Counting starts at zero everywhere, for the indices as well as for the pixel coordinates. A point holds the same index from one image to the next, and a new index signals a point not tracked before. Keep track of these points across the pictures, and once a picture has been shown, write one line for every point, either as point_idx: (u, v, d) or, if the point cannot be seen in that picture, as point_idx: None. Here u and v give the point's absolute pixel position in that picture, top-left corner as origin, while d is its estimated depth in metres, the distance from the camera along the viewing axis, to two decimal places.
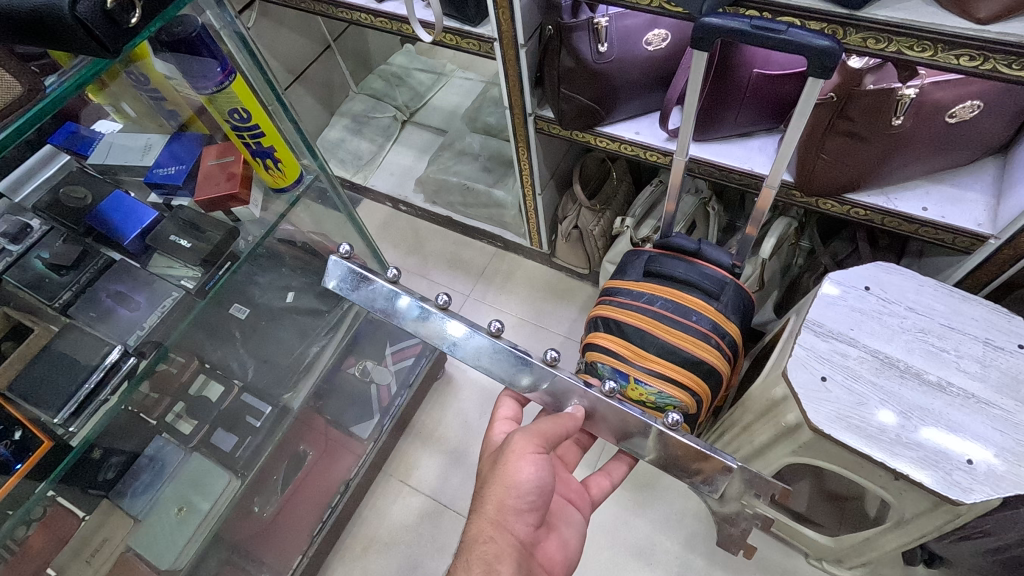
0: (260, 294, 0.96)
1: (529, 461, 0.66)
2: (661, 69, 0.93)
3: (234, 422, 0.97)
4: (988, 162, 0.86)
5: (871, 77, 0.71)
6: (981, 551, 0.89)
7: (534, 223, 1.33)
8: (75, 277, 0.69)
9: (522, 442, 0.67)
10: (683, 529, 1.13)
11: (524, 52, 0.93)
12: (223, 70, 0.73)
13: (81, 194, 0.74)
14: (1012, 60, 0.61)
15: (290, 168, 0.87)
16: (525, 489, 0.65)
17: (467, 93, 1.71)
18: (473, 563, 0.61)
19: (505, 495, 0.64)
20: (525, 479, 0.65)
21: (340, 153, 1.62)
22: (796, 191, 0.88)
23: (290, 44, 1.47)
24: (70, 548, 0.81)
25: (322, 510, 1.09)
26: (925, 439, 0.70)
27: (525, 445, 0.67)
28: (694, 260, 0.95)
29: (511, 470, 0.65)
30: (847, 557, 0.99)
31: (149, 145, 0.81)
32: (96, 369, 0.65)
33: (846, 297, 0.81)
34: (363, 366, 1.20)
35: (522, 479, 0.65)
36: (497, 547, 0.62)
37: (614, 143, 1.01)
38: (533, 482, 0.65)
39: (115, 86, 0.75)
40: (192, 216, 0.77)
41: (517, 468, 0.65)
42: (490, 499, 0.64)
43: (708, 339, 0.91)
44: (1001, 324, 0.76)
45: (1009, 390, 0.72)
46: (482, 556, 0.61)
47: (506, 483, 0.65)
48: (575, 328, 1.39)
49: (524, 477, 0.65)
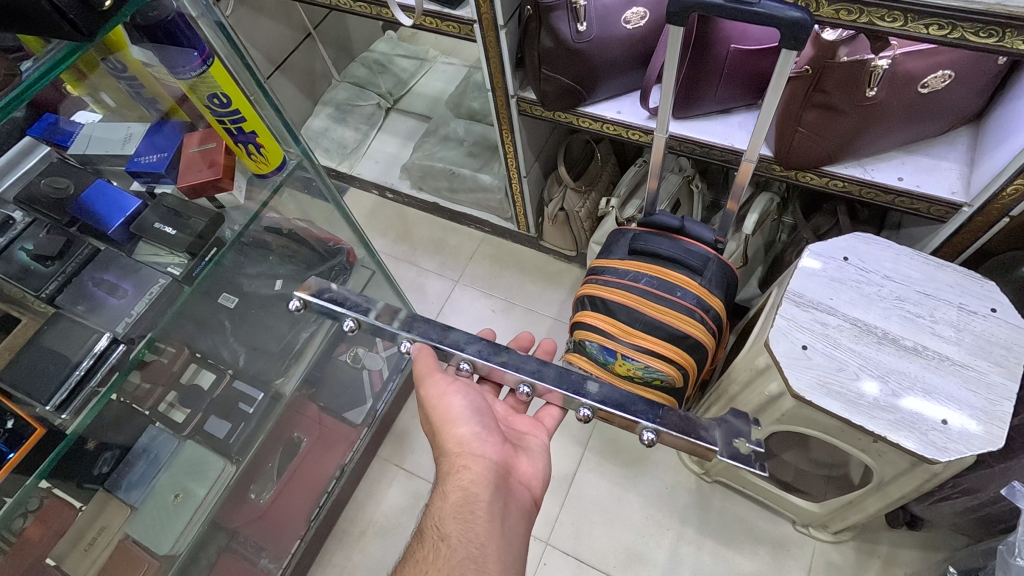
0: (248, 283, 0.96)
1: (452, 392, 0.71)
2: (641, 47, 0.93)
3: (227, 410, 0.98)
4: (962, 131, 0.87)
5: (844, 49, 0.72)
6: (959, 511, 0.93)
7: (520, 205, 1.34)
8: (60, 268, 0.69)
9: (440, 382, 0.71)
10: (675, 503, 1.15)
11: (504, 33, 0.93)
12: (200, 55, 0.72)
13: (63, 184, 0.73)
14: (979, 28, 0.63)
15: (273, 153, 0.85)
16: (465, 416, 0.69)
17: (451, 79, 1.71)
18: (450, 492, 0.63)
19: (454, 428, 0.68)
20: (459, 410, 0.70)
21: (325, 142, 1.62)
22: (775, 164, 0.90)
23: (271, 32, 1.45)
24: (67, 538, 0.82)
25: (317, 496, 1.11)
26: (903, 403, 0.72)
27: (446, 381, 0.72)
28: (678, 237, 0.97)
29: (448, 406, 0.70)
30: (833, 521, 1.02)
31: (130, 135, 0.80)
32: (85, 358, 0.66)
33: (826, 269, 0.82)
34: (354, 352, 1.19)
35: (456, 409, 0.70)
36: (471, 473, 0.64)
37: (597, 123, 1.02)
38: (467, 406, 0.70)
39: (93, 77, 0.76)
40: (175, 203, 0.77)
41: (448, 402, 0.70)
42: (448, 438, 0.68)
43: (692, 314, 0.92)
44: (973, 289, 0.79)
45: (982, 353, 0.74)
46: (459, 483, 0.63)
47: (451, 417, 0.70)
48: (564, 311, 1.40)
49: (457, 407, 0.70)
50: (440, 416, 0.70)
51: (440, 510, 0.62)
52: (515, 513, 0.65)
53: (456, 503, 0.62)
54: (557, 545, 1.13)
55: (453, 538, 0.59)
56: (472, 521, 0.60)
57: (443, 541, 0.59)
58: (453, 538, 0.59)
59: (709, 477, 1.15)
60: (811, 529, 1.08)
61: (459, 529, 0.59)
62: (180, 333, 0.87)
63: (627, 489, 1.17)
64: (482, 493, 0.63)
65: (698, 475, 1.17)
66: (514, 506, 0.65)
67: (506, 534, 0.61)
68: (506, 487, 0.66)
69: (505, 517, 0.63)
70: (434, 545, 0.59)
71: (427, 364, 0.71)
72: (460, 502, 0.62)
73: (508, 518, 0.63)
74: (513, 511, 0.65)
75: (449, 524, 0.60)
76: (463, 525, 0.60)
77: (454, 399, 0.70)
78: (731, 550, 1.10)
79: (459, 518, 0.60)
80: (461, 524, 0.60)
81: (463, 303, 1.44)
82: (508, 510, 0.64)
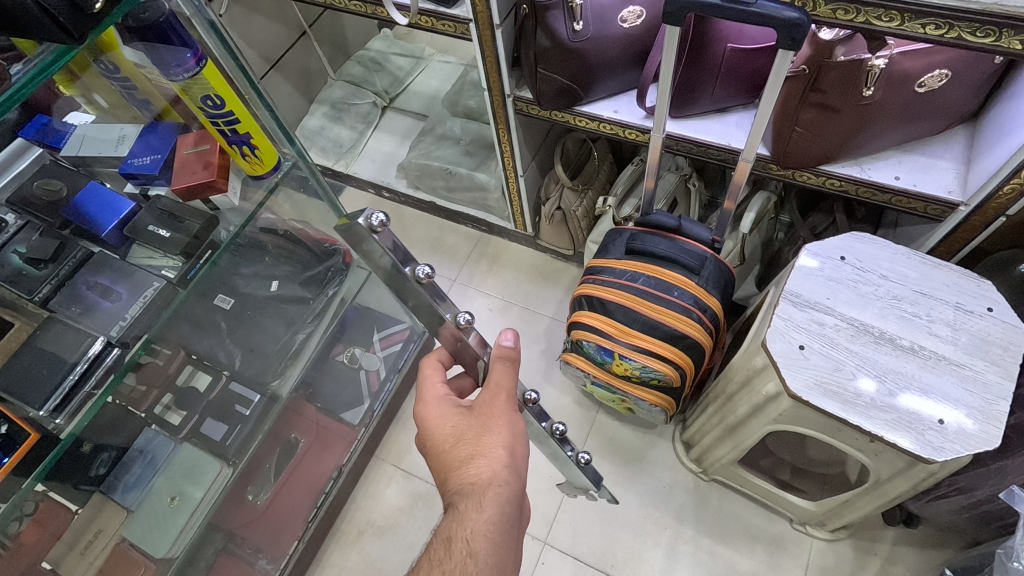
0: (244, 284, 0.95)
1: (518, 411, 0.67)
2: (638, 46, 0.93)
3: (224, 412, 0.96)
4: (958, 130, 0.87)
5: (842, 48, 0.72)
6: (956, 509, 0.93)
7: (517, 204, 1.34)
8: (53, 271, 0.68)
9: (510, 396, 0.66)
10: (673, 501, 1.16)
11: (500, 32, 0.93)
12: (194, 56, 0.71)
13: (56, 186, 0.73)
14: (976, 28, 0.63)
15: (268, 155, 0.84)
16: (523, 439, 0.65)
17: (447, 77, 1.70)
18: (488, 504, 0.58)
19: (516, 444, 0.64)
20: (521, 428, 0.65)
21: (320, 141, 1.61)
22: (772, 164, 0.90)
23: (266, 31, 1.45)
24: (64, 542, 0.81)
25: (316, 497, 1.10)
26: (900, 402, 0.72)
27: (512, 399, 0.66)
28: (675, 237, 0.97)
29: (514, 421, 0.65)
30: (830, 520, 1.02)
31: (124, 136, 0.79)
32: (79, 362, 0.65)
33: (823, 268, 0.82)
34: (351, 353, 1.20)
35: (520, 429, 0.65)
36: (511, 491, 0.60)
37: (593, 122, 1.01)
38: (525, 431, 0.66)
39: (85, 78, 0.75)
40: (169, 205, 0.77)
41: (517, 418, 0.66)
42: (498, 445, 0.63)
43: (689, 314, 0.92)
44: (970, 288, 0.79)
45: (978, 352, 0.74)
46: (498, 498, 0.59)
47: (512, 432, 0.65)
48: (561, 310, 1.40)
49: (520, 427, 0.66)
50: (497, 423, 0.65)
51: (472, 521, 0.57)
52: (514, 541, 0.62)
53: (493, 520, 0.58)
54: (555, 545, 1.13)
55: (482, 557, 0.55)
56: (501, 543, 0.57)
57: (472, 558, 0.55)
58: (481, 557, 0.55)
59: (706, 476, 1.15)
60: (808, 526, 1.09)
61: (490, 548, 0.56)
62: (176, 335, 0.87)
63: (624, 488, 1.18)
64: (513, 518, 0.60)
65: (695, 474, 1.17)
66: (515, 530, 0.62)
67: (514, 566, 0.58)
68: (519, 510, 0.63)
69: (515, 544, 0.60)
70: (461, 560, 0.55)
71: (509, 377, 0.67)
72: (496, 520, 0.58)
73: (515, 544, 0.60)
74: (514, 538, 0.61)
75: (479, 540, 0.56)
76: (494, 543, 0.57)
77: (515, 415, 0.66)
78: (729, 548, 1.10)
79: (492, 537, 0.57)
80: (495, 545, 0.56)
81: (460, 303, 1.44)
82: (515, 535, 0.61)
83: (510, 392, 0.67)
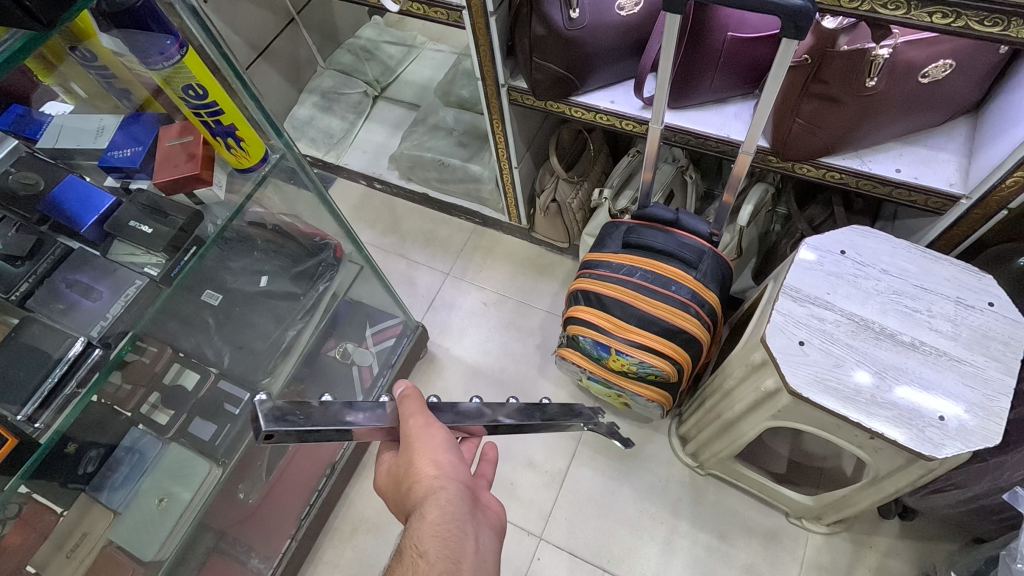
0: (232, 279, 0.94)
1: (437, 426, 0.63)
2: (636, 35, 0.91)
3: (213, 411, 0.93)
4: (960, 121, 0.86)
5: (845, 38, 0.70)
6: (952, 503, 0.93)
7: (511, 196, 1.32)
8: (32, 267, 0.66)
9: (415, 415, 0.64)
10: (669, 495, 1.15)
11: (494, 20, 0.90)
12: (175, 43, 0.67)
13: (32, 179, 0.69)
14: (984, 16, 0.62)
15: (255, 147, 0.81)
16: (449, 443, 0.62)
17: (439, 66, 1.67)
18: (428, 511, 0.56)
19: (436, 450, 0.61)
20: (444, 438, 0.62)
21: (310, 132, 1.58)
22: (772, 155, 0.88)
23: (253, 17, 1.41)
24: (51, 543, 0.79)
25: (310, 493, 1.11)
26: (900, 398, 0.71)
27: (416, 414, 0.64)
28: (672, 230, 0.95)
29: (432, 434, 0.62)
30: (825, 514, 1.02)
31: (103, 126, 0.76)
32: (60, 363, 0.62)
33: (823, 262, 0.81)
34: (344, 348, 1.16)
35: (440, 435, 0.62)
36: (449, 492, 0.58)
37: (590, 112, 0.99)
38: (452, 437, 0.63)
39: (63, 68, 0.72)
40: (152, 198, 0.74)
41: (430, 430, 0.62)
42: (422, 461, 0.60)
43: (687, 309, 0.91)
44: (970, 282, 0.78)
45: (979, 347, 0.73)
46: (437, 501, 0.57)
47: (431, 444, 0.61)
48: (556, 303, 1.39)
49: (440, 433, 0.62)
50: (412, 444, 0.62)
51: (417, 529, 0.55)
52: (488, 535, 0.58)
53: (435, 521, 0.55)
54: (550, 541, 1.12)
55: (432, 554, 0.53)
56: (451, 539, 0.54)
57: (422, 557, 0.53)
58: (431, 555, 0.53)
59: (702, 470, 1.15)
60: (804, 521, 1.08)
61: (438, 545, 0.53)
62: (162, 331, 0.85)
63: (619, 483, 1.17)
64: (462, 514, 0.57)
65: (691, 468, 1.17)
66: (485, 525, 0.59)
67: (482, 555, 0.55)
68: (478, 508, 0.60)
69: (479, 537, 0.56)
70: (412, 562, 0.53)
71: (414, 405, 0.64)
72: (439, 521, 0.55)
73: (482, 537, 0.57)
74: (486, 533, 0.58)
75: (427, 540, 0.54)
76: (443, 540, 0.54)
77: (434, 429, 0.63)
78: (724, 543, 1.10)
79: (439, 537, 0.54)
80: (442, 541, 0.54)
81: (453, 296, 1.43)
82: (481, 530, 0.57)
83: (421, 415, 0.64)
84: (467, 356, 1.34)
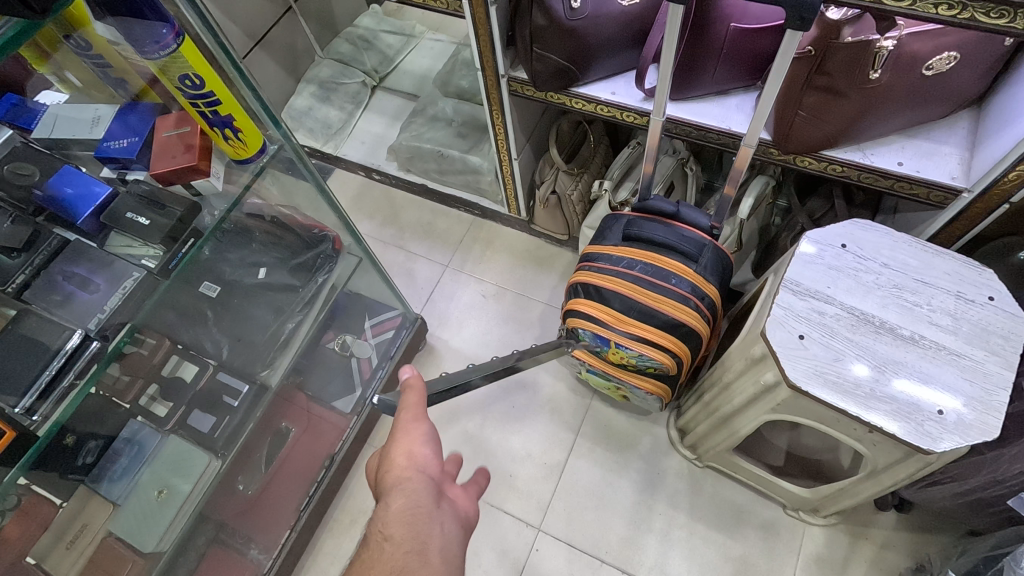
0: (230, 271, 0.92)
1: (423, 419, 0.61)
2: (637, 25, 0.90)
3: (212, 402, 0.94)
4: (963, 114, 0.85)
5: (849, 29, 0.69)
6: (948, 495, 0.94)
7: (511, 188, 1.31)
8: (28, 259, 0.66)
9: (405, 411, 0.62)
10: (667, 487, 1.16)
11: (494, 10, 0.89)
12: (171, 30, 0.65)
13: (27, 171, 0.68)
14: (990, 8, 0.61)
15: (252, 138, 0.79)
16: (426, 437, 0.59)
17: (438, 56, 1.66)
18: (394, 499, 0.54)
19: (410, 441, 0.59)
20: (424, 431, 0.60)
21: (308, 122, 1.57)
22: (774, 148, 0.88)
23: (249, 6, 1.39)
24: (51, 534, 0.80)
25: (310, 484, 1.10)
26: (899, 391, 0.71)
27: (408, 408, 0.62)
28: (673, 223, 0.95)
29: (413, 428, 0.60)
30: (823, 506, 1.03)
31: (98, 117, 0.75)
32: (58, 355, 0.62)
33: (823, 255, 0.81)
34: (342, 340, 1.18)
35: (418, 428, 0.60)
36: (415, 482, 0.56)
37: (590, 104, 0.98)
38: (431, 433, 0.60)
39: (58, 56, 0.72)
40: (148, 190, 0.73)
41: (412, 424, 0.60)
42: (397, 453, 0.58)
43: (687, 302, 0.91)
44: (971, 276, 0.77)
45: (979, 341, 0.73)
46: (405, 491, 0.55)
47: (408, 435, 0.59)
48: (556, 295, 1.38)
49: (420, 428, 0.60)
50: (394, 437, 0.60)
51: (383, 516, 0.54)
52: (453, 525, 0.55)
53: (402, 507, 0.54)
54: (549, 531, 1.13)
55: (397, 536, 0.51)
56: (418, 525, 0.52)
57: (387, 541, 0.51)
58: (397, 537, 0.51)
59: (700, 462, 1.15)
60: (802, 513, 1.09)
61: (403, 528, 0.52)
62: (159, 323, 0.84)
63: (618, 475, 1.17)
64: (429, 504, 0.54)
65: (690, 460, 1.17)
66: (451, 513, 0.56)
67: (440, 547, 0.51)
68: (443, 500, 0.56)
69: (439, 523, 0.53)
70: (377, 546, 0.51)
71: (415, 396, 0.63)
72: (404, 508, 0.54)
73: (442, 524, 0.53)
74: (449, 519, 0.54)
75: (393, 525, 0.52)
76: (410, 524, 0.52)
77: (417, 423, 0.61)
78: (722, 534, 1.11)
79: (406, 522, 0.52)
80: (408, 525, 0.52)
81: (452, 288, 1.42)
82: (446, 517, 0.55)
83: (415, 407, 0.62)
84: (466, 349, 1.34)
